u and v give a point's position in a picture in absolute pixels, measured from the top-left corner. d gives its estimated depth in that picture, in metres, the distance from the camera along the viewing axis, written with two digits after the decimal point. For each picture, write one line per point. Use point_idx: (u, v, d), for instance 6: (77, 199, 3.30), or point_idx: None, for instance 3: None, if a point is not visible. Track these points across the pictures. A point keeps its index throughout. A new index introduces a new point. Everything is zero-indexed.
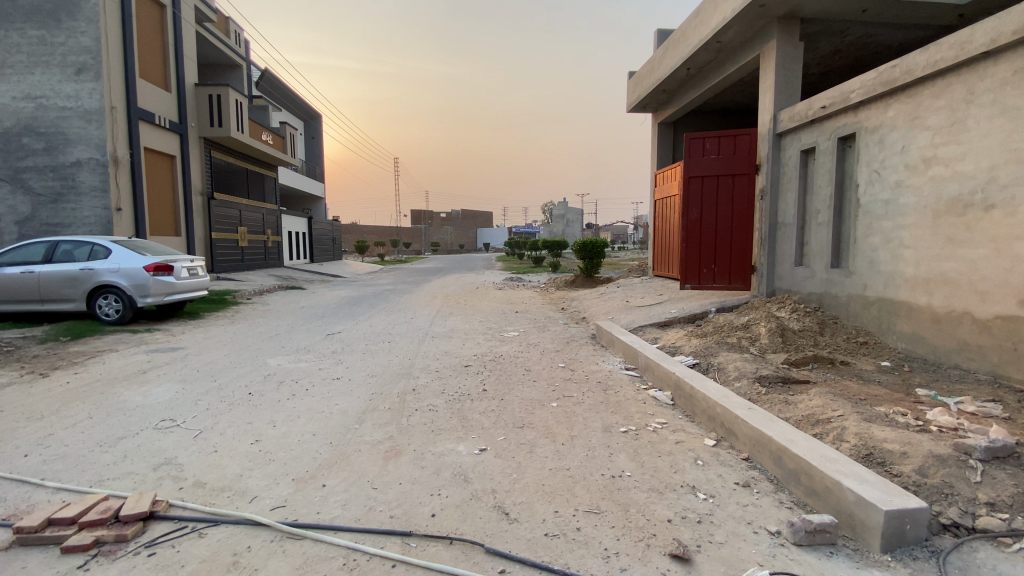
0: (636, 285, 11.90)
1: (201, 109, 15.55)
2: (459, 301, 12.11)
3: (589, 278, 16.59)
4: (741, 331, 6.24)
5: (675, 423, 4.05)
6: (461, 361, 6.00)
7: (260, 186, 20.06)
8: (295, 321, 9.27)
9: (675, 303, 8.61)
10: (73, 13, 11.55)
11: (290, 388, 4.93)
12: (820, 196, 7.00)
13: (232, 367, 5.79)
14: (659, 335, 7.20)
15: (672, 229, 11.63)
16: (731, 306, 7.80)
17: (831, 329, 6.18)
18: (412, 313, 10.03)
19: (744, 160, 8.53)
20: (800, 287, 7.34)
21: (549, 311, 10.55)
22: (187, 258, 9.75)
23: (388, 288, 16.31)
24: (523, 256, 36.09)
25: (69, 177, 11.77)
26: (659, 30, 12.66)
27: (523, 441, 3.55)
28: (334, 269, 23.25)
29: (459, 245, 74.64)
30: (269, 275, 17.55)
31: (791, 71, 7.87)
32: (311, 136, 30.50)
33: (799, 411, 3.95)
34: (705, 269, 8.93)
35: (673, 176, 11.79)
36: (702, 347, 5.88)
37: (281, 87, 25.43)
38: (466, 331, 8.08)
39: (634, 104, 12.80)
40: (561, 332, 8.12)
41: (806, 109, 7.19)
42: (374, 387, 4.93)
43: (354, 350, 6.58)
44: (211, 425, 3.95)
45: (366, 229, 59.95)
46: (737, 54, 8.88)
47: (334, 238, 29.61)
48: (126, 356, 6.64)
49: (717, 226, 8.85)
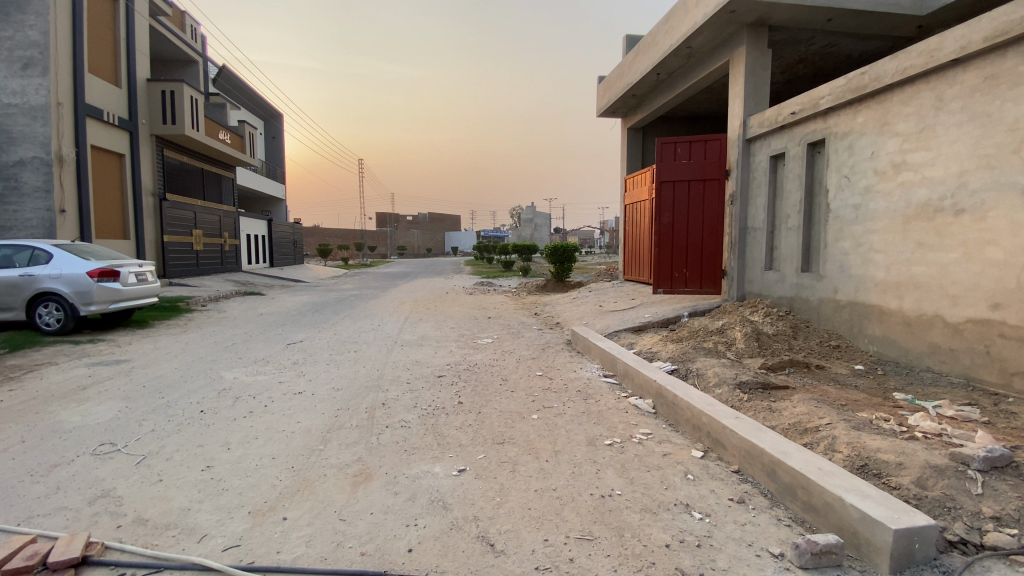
0: (607, 289, 11.85)
1: (152, 105, 14.67)
2: (429, 306, 11.77)
3: (559, 282, 16.49)
4: (717, 335, 6.19)
5: (659, 433, 3.89)
6: (433, 371, 5.72)
7: (217, 187, 19.13)
8: (255, 330, 8.75)
9: (648, 308, 8.55)
10: (22, 7, 10.75)
11: (247, 405, 4.54)
12: (790, 200, 7.06)
13: (183, 382, 5.33)
14: (635, 340, 7.09)
15: (643, 233, 11.64)
16: (703, 310, 7.77)
17: (803, 332, 6.20)
18: (380, 319, 9.65)
19: (714, 164, 8.55)
20: (770, 290, 7.38)
21: (521, 316, 10.34)
22: (135, 262, 9.08)
23: (353, 293, 15.79)
24: (491, 260, 35.88)
25: (9, 176, 10.87)
26: (628, 35, 12.71)
27: (504, 460, 3.33)
28: (295, 274, 22.41)
29: (426, 249, 73.74)
30: (225, 280, 16.72)
31: (759, 78, 7.95)
32: (272, 136, 29.46)
33: (785, 419, 3.87)
34: (676, 273, 8.92)
35: (643, 181, 11.80)
36: (680, 353, 5.78)
37: (240, 84, 24.44)
38: (438, 338, 7.79)
39: (604, 109, 12.78)
40: (535, 338, 7.92)
41: (775, 114, 7.25)
42: (339, 401, 4.59)
43: (318, 361, 6.20)
44: (156, 449, 3.54)
45: (330, 233, 58.47)
46: (707, 60, 8.93)
47: (295, 242, 28.62)
48: (64, 369, 6.05)
49: (688, 230, 8.85)
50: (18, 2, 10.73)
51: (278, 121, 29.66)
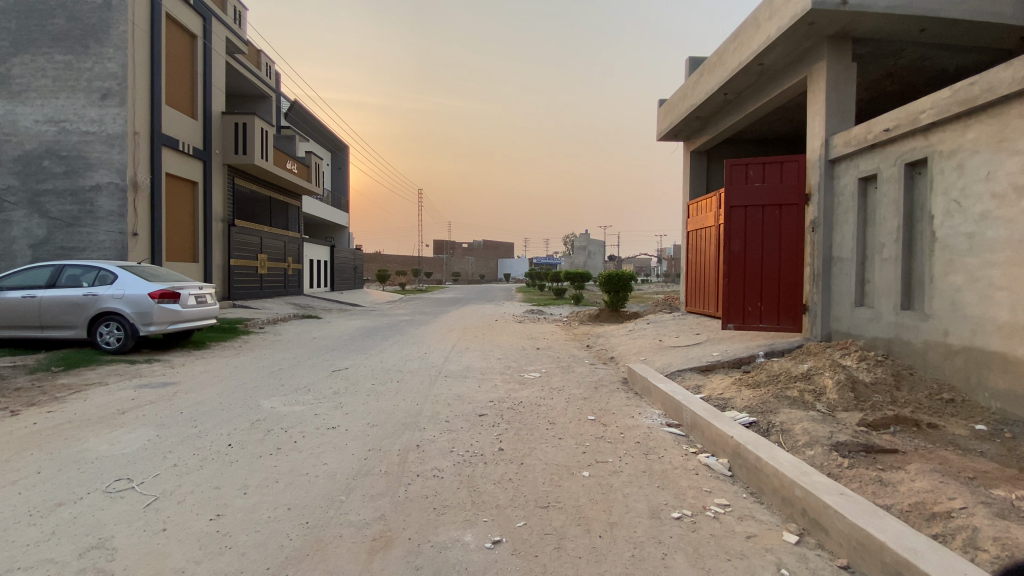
0: (668, 321, 11.07)
1: (226, 136, 15.56)
2: (478, 335, 11.43)
3: (615, 312, 15.75)
4: (801, 382, 5.38)
5: (740, 506, 3.23)
6: (476, 408, 5.27)
7: (283, 213, 20.00)
8: (302, 354, 8.69)
9: (716, 345, 7.77)
10: (101, 40, 11.69)
11: (277, 439, 4.26)
12: (885, 228, 6.19)
13: (221, 410, 5.16)
14: (702, 383, 6.36)
15: (709, 263, 10.84)
16: (781, 350, 6.97)
17: (909, 381, 5.26)
18: (427, 347, 9.37)
19: (792, 188, 7.75)
20: (863, 330, 6.45)
21: (574, 349, 9.76)
22: (195, 284, 9.35)
23: (405, 318, 15.77)
24: (545, 288, 35.41)
25: (87, 201, 11.69)
26: (691, 57, 12.18)
27: (548, 531, 2.80)
28: (353, 298, 22.91)
29: (480, 275, 74.46)
30: (286, 303, 17.22)
31: (843, 94, 7.18)
32: (338, 166, 30.82)
33: (903, 497, 3.10)
34: (750, 307, 8.07)
35: (708, 207, 11.06)
36: (758, 402, 5.04)
37: (310, 118, 25.78)
38: (483, 371, 7.35)
39: (665, 132, 12.21)
40: (588, 374, 7.32)
41: (863, 132, 6.45)
42: (373, 440, 4.22)
43: (358, 391, 5.92)
44: (170, 490, 3.26)
45: (389, 258, 60.26)
46: (781, 77, 8.24)
47: (355, 267, 29.43)
48: (114, 390, 6.10)
49: (762, 260, 8.03)
50: (98, 35, 11.69)
51: (344, 152, 31.03)
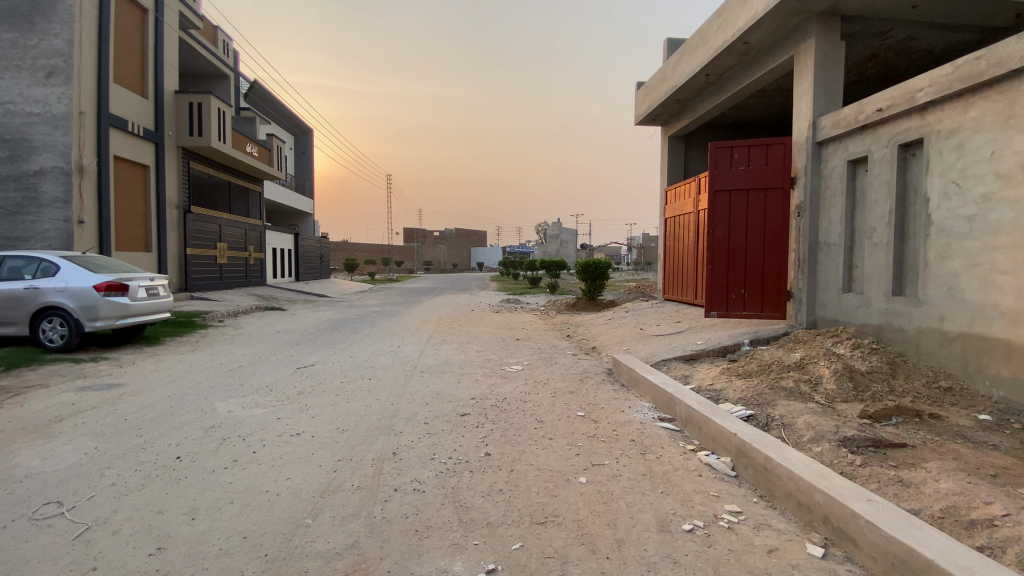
0: (647, 309, 10.87)
1: (179, 116, 14.51)
2: (454, 326, 10.97)
3: (591, 300, 15.53)
4: (796, 372, 5.18)
5: (754, 513, 2.96)
6: (456, 407, 4.87)
7: (244, 200, 18.95)
8: (266, 350, 8.09)
9: (700, 333, 7.56)
10: (48, 15, 10.62)
11: (234, 448, 3.77)
12: (875, 213, 6.04)
13: (173, 416, 4.60)
14: (690, 373, 6.13)
15: (688, 249, 10.65)
16: (767, 338, 6.81)
17: (903, 369, 5.13)
18: (400, 340, 8.88)
19: (778, 172, 7.56)
20: (851, 316, 6.33)
21: (553, 339, 9.44)
22: (145, 275, 8.58)
23: (376, 309, 15.20)
24: (518, 276, 35.11)
25: (31, 188, 10.67)
26: (670, 38, 11.90)
27: (548, 554, 2.45)
28: (320, 289, 22.06)
29: (451, 264, 73.60)
30: (248, 294, 16.35)
31: (831, 74, 7.00)
32: (302, 151, 29.54)
33: (941, 505, 2.89)
34: (733, 294, 7.88)
35: (687, 192, 10.85)
36: (753, 394, 4.81)
37: (271, 100, 24.51)
38: (462, 365, 6.94)
39: (643, 116, 11.92)
40: (571, 366, 7.00)
41: (854, 113, 6.27)
42: (346, 447, 3.79)
43: (327, 391, 5.43)
44: (107, 516, 2.74)
45: (358, 247, 58.74)
46: (766, 57, 8.02)
47: (321, 256, 28.41)
48: (49, 393, 5.41)
49: (746, 245, 7.83)
50: (44, 11, 10.61)
51: (308, 136, 29.71)
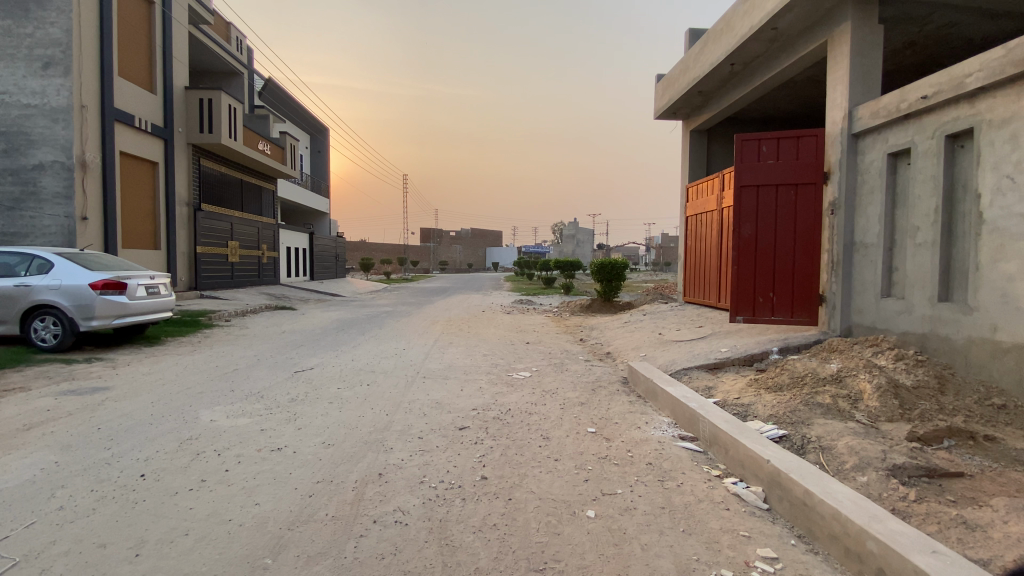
0: (666, 312, 10.36)
1: (190, 113, 14.42)
2: (463, 328, 10.60)
3: (608, 302, 15.04)
4: (832, 386, 4.67)
5: (793, 561, 2.49)
6: (455, 420, 4.47)
7: (258, 199, 18.89)
8: (266, 352, 7.80)
9: (722, 340, 7.05)
10: (42, 3, 10.52)
11: (204, 466, 3.44)
12: (918, 211, 5.48)
13: (151, 425, 4.30)
14: (713, 385, 5.65)
15: (710, 250, 10.13)
16: (797, 346, 6.31)
17: (953, 383, 4.56)
18: (406, 343, 8.52)
19: (810, 166, 6.99)
20: (891, 324, 5.77)
21: (566, 343, 9.00)
22: (145, 274, 8.38)
23: (386, 309, 14.91)
24: (534, 276, 34.73)
25: (30, 181, 10.61)
26: (692, 29, 11.36)
27: None
28: (333, 288, 21.93)
29: (468, 264, 73.46)
30: (259, 293, 16.22)
31: (868, 60, 6.43)
32: (318, 150, 29.56)
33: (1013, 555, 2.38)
34: (761, 298, 7.35)
35: (710, 189, 10.30)
36: (786, 411, 4.33)
37: (286, 98, 24.49)
38: (466, 370, 6.54)
39: (663, 110, 11.41)
40: (583, 374, 6.56)
41: (894, 101, 5.71)
42: (329, 466, 3.42)
43: (320, 398, 5.09)
44: (40, 550, 2.42)
45: (374, 247, 58.93)
46: (797, 43, 7.47)
47: (337, 255, 28.36)
48: (31, 397, 5.18)
49: (776, 245, 7.28)
50: None
51: (323, 135, 29.68)
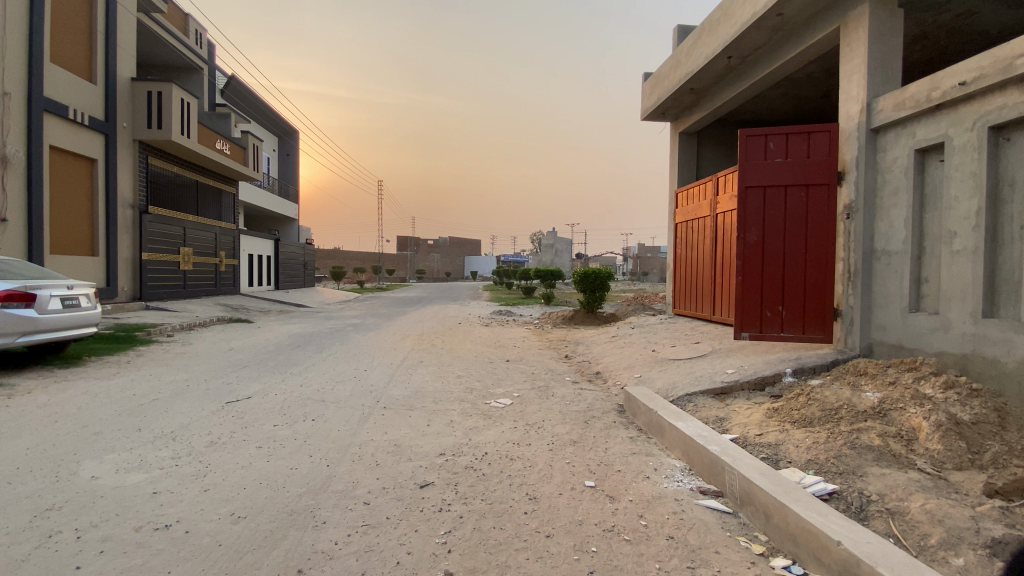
0: (656, 325, 9.56)
1: (137, 107, 13.17)
2: (435, 343, 9.59)
3: (591, 313, 14.23)
4: (876, 422, 3.88)
5: None
6: (416, 472, 3.50)
7: (217, 202, 17.57)
8: (201, 375, 6.67)
9: (726, 360, 6.23)
10: None
11: (44, 561, 2.40)
12: (953, 214, 4.77)
13: (7, 486, 3.20)
14: (726, 415, 4.80)
15: (704, 258, 9.38)
16: (814, 367, 5.54)
17: (1013, 416, 3.78)
18: (367, 362, 7.48)
19: (823, 165, 6.26)
20: (922, 343, 5.06)
21: (550, 361, 8.09)
22: (62, 283, 7.17)
23: (354, 321, 13.82)
24: (512, 287, 33.94)
25: None
26: (680, 25, 10.74)
27: None
28: (299, 298, 20.63)
29: (445, 273, 72.19)
30: (214, 303, 14.93)
31: (888, 47, 5.78)
32: (286, 153, 28.21)
33: None
34: (768, 312, 6.52)
35: (703, 194, 9.58)
36: (829, 457, 3.50)
37: (250, 97, 23.18)
38: (435, 398, 5.55)
39: (651, 110, 10.70)
40: (572, 400, 5.64)
41: (924, 90, 5.03)
42: (229, 559, 2.42)
43: (249, 443, 4.05)
44: None
45: (348, 255, 57.30)
46: (804, 32, 6.82)
47: (305, 263, 26.96)
48: None
49: (785, 253, 6.45)
50: None
51: (292, 137, 28.36)
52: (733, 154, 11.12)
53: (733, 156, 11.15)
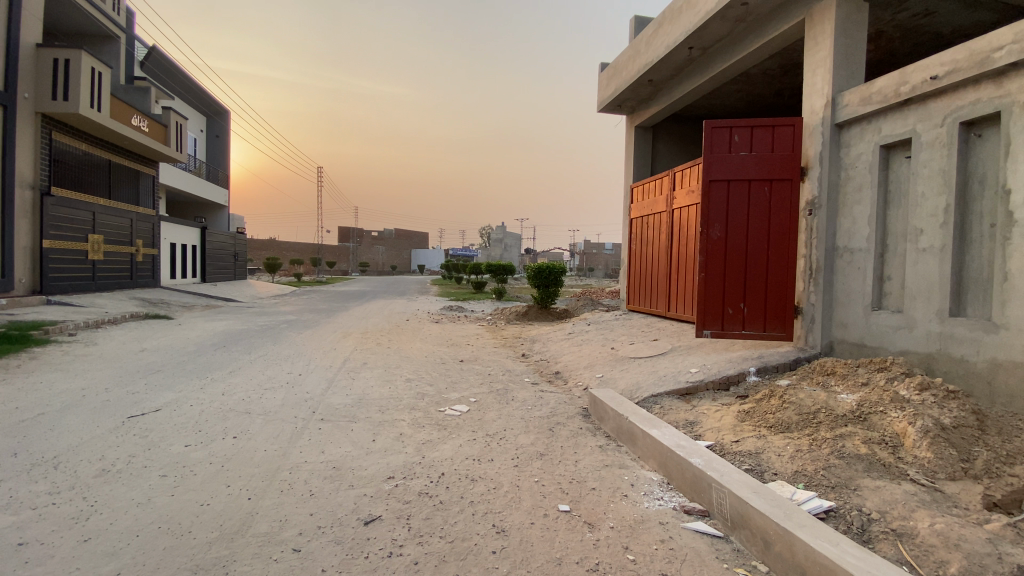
0: (612, 322, 9.32)
1: (42, 77, 11.49)
2: (381, 341, 8.89)
3: (543, 309, 13.91)
4: (858, 429, 3.71)
5: None
6: (359, 504, 2.95)
7: (133, 185, 15.80)
8: (105, 382, 5.69)
9: (689, 359, 6.01)
10: None
11: None
12: (919, 212, 4.72)
13: None
14: (695, 419, 4.51)
15: (660, 253, 9.21)
16: (778, 366, 5.39)
17: (989, 419, 3.69)
18: (304, 365, 6.72)
19: (786, 160, 6.14)
20: (884, 341, 5.01)
21: (505, 361, 7.63)
22: None
23: (291, 318, 12.76)
24: (460, 281, 33.27)
25: None
26: (637, 16, 10.51)
27: None
28: (229, 292, 19.05)
29: (390, 266, 70.23)
30: (127, 297, 13.38)
31: (852, 42, 5.71)
32: (215, 135, 26.07)
33: None
34: (730, 309, 6.36)
35: (659, 188, 9.40)
36: (818, 469, 3.28)
37: (173, 70, 21.11)
38: (381, 406, 4.95)
39: (607, 101, 10.42)
40: (533, 405, 5.21)
41: (892, 85, 4.96)
42: None
43: (151, 471, 3.32)
44: None
45: (285, 246, 54.35)
46: (768, 23, 6.71)
47: (235, 254, 25.06)
48: None
49: (747, 248, 6.29)
50: None
51: (223, 118, 26.23)
52: (686, 150, 11.09)
53: (686, 152, 11.12)
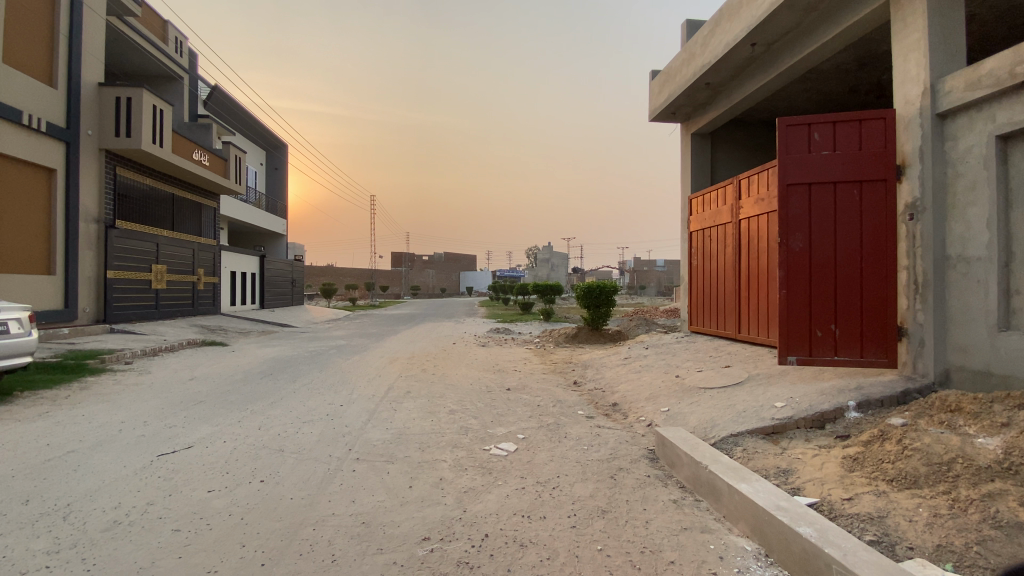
0: (673, 345, 8.54)
1: (104, 114, 12.19)
2: (426, 368, 8.52)
3: (596, 329, 13.20)
4: (1016, 487, 2.88)
5: None
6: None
7: (195, 216, 16.55)
8: (146, 415, 5.56)
9: (770, 390, 5.23)
10: None
11: None
12: None
13: None
14: (789, 465, 3.77)
15: (726, 269, 8.42)
16: (884, 400, 4.54)
17: None
18: (345, 395, 6.40)
19: (878, 158, 5.31)
20: (1021, 370, 4.07)
21: (557, 390, 7.03)
22: None
23: (340, 343, 12.73)
24: (509, 302, 32.98)
25: None
26: (689, 19, 9.92)
27: None
28: (284, 317, 19.50)
29: (440, 289, 71.18)
30: (187, 324, 13.83)
31: (953, 19, 4.90)
32: (274, 167, 27.34)
33: None
34: (819, 332, 5.56)
35: (722, 198, 8.64)
36: (972, 547, 2.50)
37: (235, 108, 22.31)
38: (421, 444, 4.49)
39: (660, 110, 9.83)
40: (591, 444, 4.59)
41: (1012, 61, 4.13)
42: None
43: (163, 525, 2.97)
44: None
45: (340, 272, 56.37)
46: (845, 9, 5.98)
47: (292, 281, 25.88)
48: None
49: (836, 261, 5.48)
50: None
51: (280, 151, 27.50)
52: (748, 157, 10.26)
53: (748, 160, 10.30)
